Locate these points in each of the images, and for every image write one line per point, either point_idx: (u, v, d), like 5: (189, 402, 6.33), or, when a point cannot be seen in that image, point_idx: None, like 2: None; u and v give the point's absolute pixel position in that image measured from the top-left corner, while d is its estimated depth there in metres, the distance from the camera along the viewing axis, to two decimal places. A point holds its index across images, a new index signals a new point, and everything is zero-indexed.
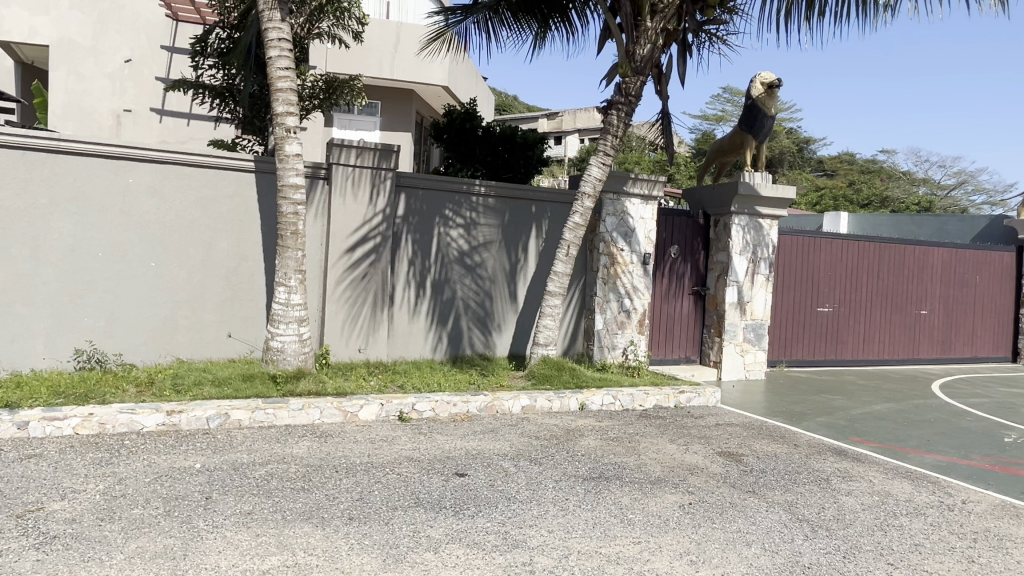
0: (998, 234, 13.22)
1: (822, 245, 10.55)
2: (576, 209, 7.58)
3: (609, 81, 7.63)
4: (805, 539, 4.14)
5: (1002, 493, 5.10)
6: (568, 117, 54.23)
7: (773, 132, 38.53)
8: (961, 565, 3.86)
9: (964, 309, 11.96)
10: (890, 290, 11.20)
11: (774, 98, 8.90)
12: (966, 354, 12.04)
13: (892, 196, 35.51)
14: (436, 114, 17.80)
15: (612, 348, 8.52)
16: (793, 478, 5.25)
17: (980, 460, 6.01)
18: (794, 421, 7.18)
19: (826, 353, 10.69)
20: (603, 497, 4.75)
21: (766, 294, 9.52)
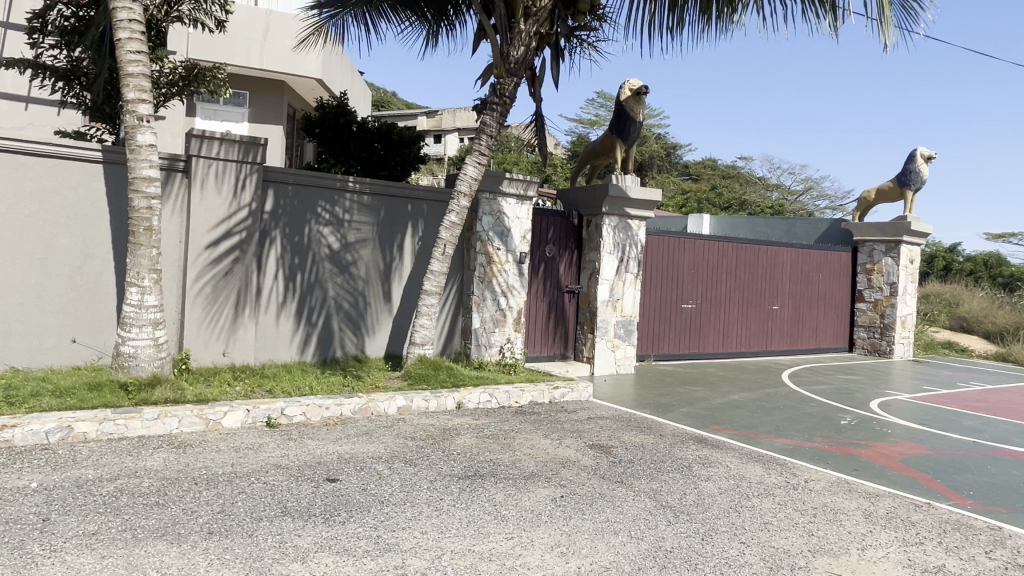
0: (837, 235, 14.54)
1: (685, 245, 11.16)
2: (452, 208, 7.55)
3: (484, 81, 7.66)
4: (668, 525, 4.35)
5: (839, 471, 5.61)
6: (447, 116, 54.18)
7: (644, 137, 40.40)
8: (804, 539, 4.20)
9: (809, 304, 13.07)
10: (745, 287, 12.03)
11: (642, 104, 9.27)
12: (811, 345, 13.16)
13: (750, 199, 38.28)
14: (310, 107, 17.21)
15: (489, 346, 8.58)
16: (657, 467, 5.51)
17: (821, 442, 6.59)
18: (660, 412, 7.55)
19: (689, 347, 11.32)
20: (477, 495, 4.77)
21: (635, 291, 9.94)
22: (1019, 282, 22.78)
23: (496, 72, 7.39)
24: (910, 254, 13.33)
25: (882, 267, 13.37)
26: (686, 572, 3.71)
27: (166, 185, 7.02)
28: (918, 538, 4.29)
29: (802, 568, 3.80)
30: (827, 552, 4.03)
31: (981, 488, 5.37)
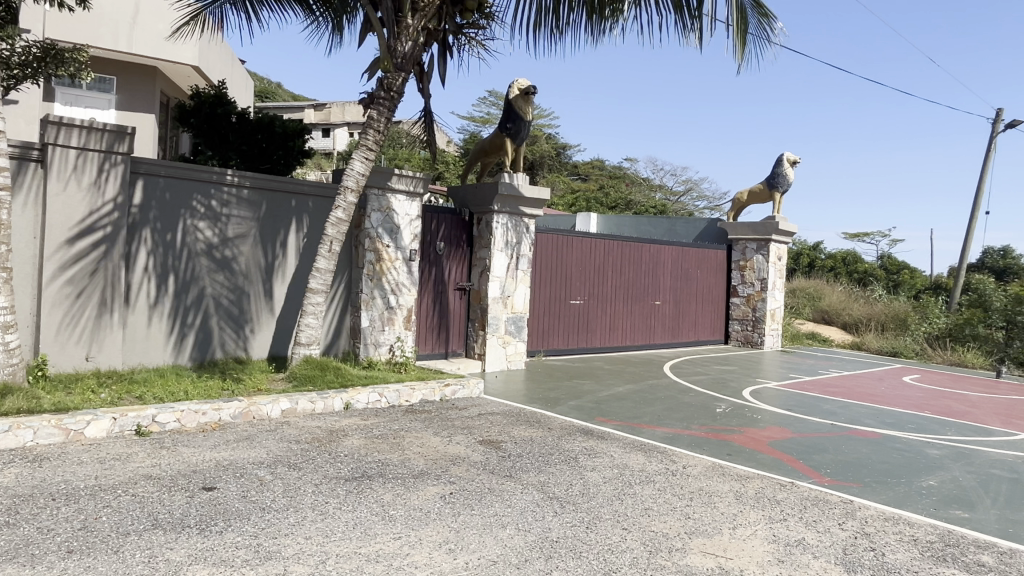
0: (713, 234, 15.39)
1: (573, 242, 11.44)
2: (339, 203, 7.35)
3: (371, 75, 7.52)
4: (554, 515, 4.45)
5: (714, 456, 5.95)
6: (336, 110, 52.80)
7: (535, 137, 41.05)
8: (681, 522, 4.42)
9: (689, 299, 13.75)
10: (630, 283, 12.49)
11: (529, 103, 9.44)
12: (690, 338, 13.85)
13: (635, 200, 39.77)
14: (185, 96, 16.25)
15: (378, 345, 8.43)
16: (545, 460, 5.62)
17: (698, 429, 6.96)
18: (549, 406, 7.70)
19: (577, 342, 11.62)
20: (365, 496, 4.68)
21: (525, 288, 10.09)
22: (871, 277, 25.01)
23: (383, 66, 7.27)
24: (778, 252, 14.29)
25: (754, 264, 14.26)
26: (571, 560, 3.81)
27: (18, 175, 6.39)
28: (782, 515, 4.62)
29: (679, 550, 3.99)
30: (702, 532, 4.26)
31: (837, 466, 5.85)
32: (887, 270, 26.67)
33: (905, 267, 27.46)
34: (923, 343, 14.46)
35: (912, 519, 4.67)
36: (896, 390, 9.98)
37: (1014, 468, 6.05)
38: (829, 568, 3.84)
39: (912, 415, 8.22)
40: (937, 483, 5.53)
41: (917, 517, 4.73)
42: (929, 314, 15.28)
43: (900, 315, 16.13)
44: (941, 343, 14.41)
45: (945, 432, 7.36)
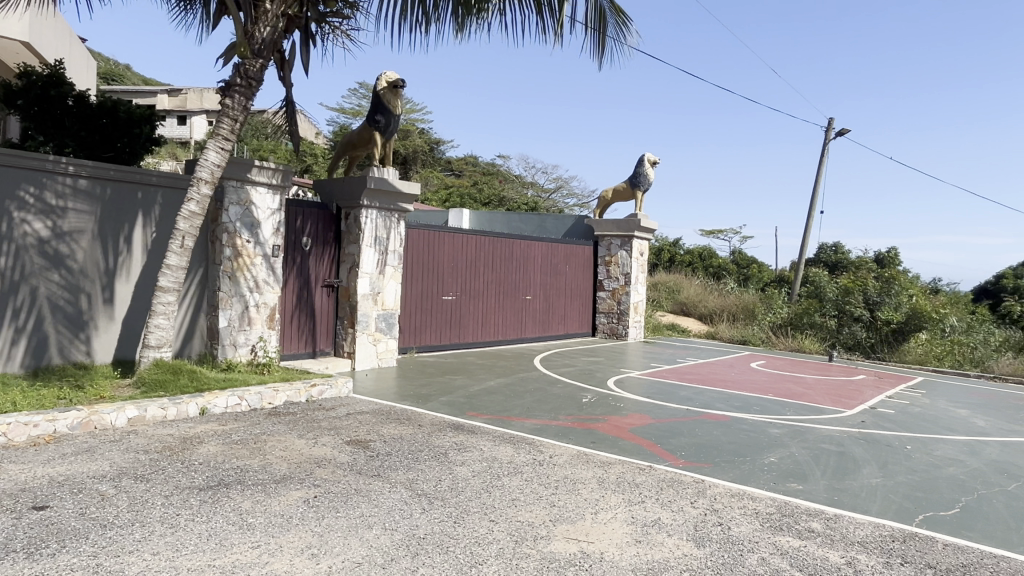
0: (581, 230, 15.90)
1: (445, 238, 11.42)
2: (191, 195, 6.90)
3: (226, 61, 7.11)
4: (422, 512, 4.42)
5: (579, 445, 6.16)
6: (193, 96, 49.57)
7: (407, 132, 40.59)
8: (546, 510, 4.54)
9: (558, 294, 14.13)
10: (502, 279, 12.66)
11: (398, 97, 9.31)
12: (560, 332, 14.26)
13: (508, 196, 40.35)
14: (12, 74, 14.62)
15: (239, 346, 8.02)
16: (414, 457, 5.58)
17: (565, 419, 7.17)
18: (420, 403, 7.66)
19: (450, 338, 11.62)
20: (221, 505, 4.43)
21: (395, 284, 9.96)
22: (725, 272, 26.88)
23: (240, 52, 6.90)
24: (641, 248, 15.00)
25: (619, 259, 14.88)
26: (438, 555, 3.80)
27: None
28: (641, 497, 4.86)
29: (544, 538, 4.10)
30: (566, 519, 4.40)
31: (690, 448, 6.24)
32: (738, 265, 28.79)
33: (754, 262, 29.75)
34: (768, 331, 15.72)
35: (754, 493, 5.07)
36: (744, 375, 10.79)
37: (840, 442, 6.72)
38: (681, 544, 4.09)
39: (757, 398, 8.92)
40: (777, 459, 6.04)
41: (758, 491, 5.14)
42: (773, 305, 16.63)
43: (748, 306, 17.45)
44: (783, 331, 15.74)
45: (784, 413, 8.04)
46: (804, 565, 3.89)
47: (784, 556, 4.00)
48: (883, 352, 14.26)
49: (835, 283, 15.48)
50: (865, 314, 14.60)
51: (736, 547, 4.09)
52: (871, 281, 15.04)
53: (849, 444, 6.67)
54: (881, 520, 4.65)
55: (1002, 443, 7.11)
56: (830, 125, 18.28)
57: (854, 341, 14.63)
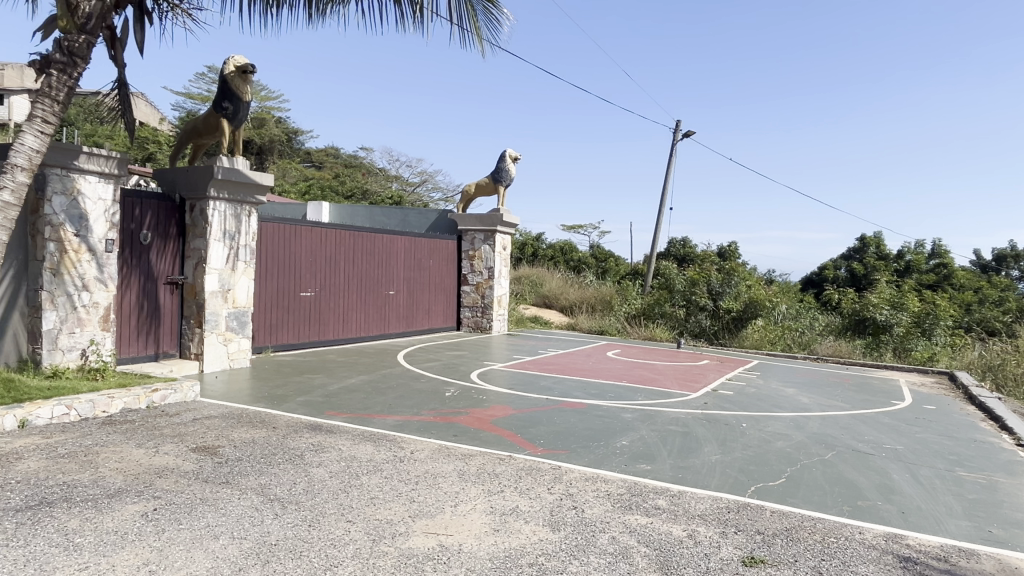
0: (445, 225, 15.88)
1: (302, 232, 11.00)
2: (5, 183, 6.15)
3: (45, 35, 6.40)
4: (274, 518, 4.24)
5: (441, 439, 6.17)
6: (11, 72, 44.32)
7: (263, 120, 38.67)
8: (406, 506, 4.50)
9: (422, 288, 14.06)
10: (363, 274, 12.39)
11: (248, 83, 8.80)
12: (424, 327, 14.19)
13: (371, 189, 39.56)
14: None
15: (67, 350, 7.27)
16: (267, 461, 5.34)
17: (428, 414, 7.15)
18: (276, 404, 7.34)
19: (309, 336, 11.22)
20: (43, 527, 4.01)
21: (247, 280, 9.47)
22: (585, 265, 27.93)
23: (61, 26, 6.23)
24: (503, 242, 15.22)
25: (482, 253, 15.02)
26: (290, 561, 3.66)
27: None
28: (499, 486, 4.95)
29: (402, 534, 4.06)
30: (426, 514, 4.39)
31: (549, 436, 6.43)
32: (597, 258, 30.02)
33: (611, 255, 31.16)
34: (623, 322, 16.52)
35: (607, 476, 5.32)
36: (601, 364, 11.28)
37: (685, 423, 7.20)
38: (537, 530, 4.21)
39: (612, 385, 9.35)
40: (628, 442, 6.37)
41: (611, 473, 5.39)
42: (628, 296, 17.49)
43: (606, 298, 18.24)
44: (637, 320, 16.60)
45: (636, 398, 8.50)
46: (651, 540, 4.13)
47: (632, 533, 4.23)
48: (725, 338, 15.43)
49: (683, 275, 16.53)
50: (709, 304, 15.71)
51: (590, 528, 4.27)
52: (714, 273, 16.20)
53: (693, 424, 7.17)
54: (719, 493, 5.04)
55: (822, 417, 7.94)
56: (678, 127, 19.44)
57: (699, 329, 15.72)
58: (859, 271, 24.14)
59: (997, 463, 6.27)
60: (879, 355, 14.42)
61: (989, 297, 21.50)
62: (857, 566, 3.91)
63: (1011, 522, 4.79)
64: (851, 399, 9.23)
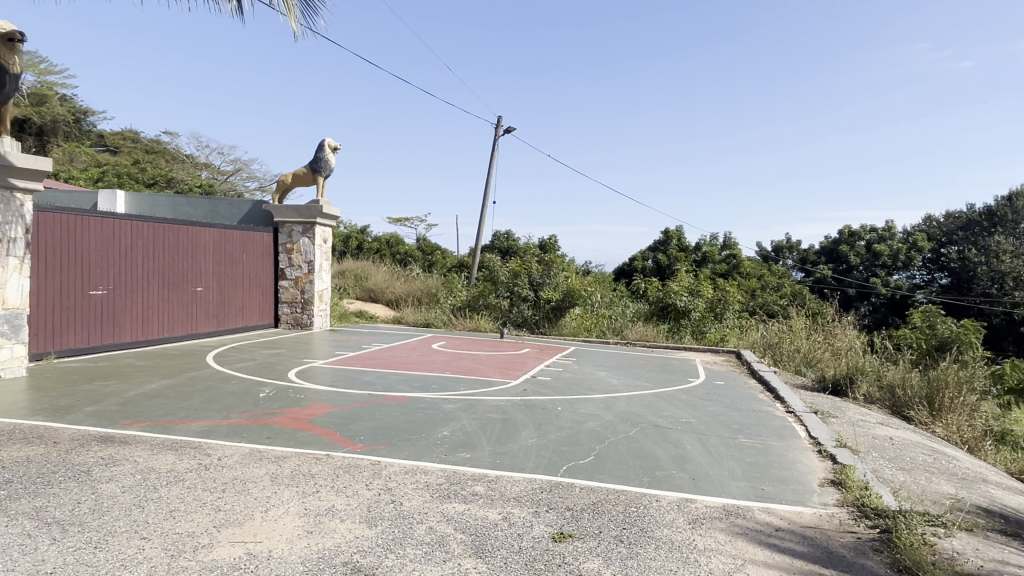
0: (259, 217, 14.92)
1: (90, 224, 9.89)
2: None
3: None
4: (52, 544, 3.78)
5: (253, 443, 5.85)
6: None
7: (43, 97, 34.11)
8: (210, 516, 4.22)
9: (234, 285, 13.20)
10: (166, 270, 11.40)
11: (14, 53, 7.57)
12: (238, 325, 13.35)
13: (177, 177, 36.40)
14: None
15: None
16: (45, 480, 4.74)
17: (238, 417, 6.74)
18: (58, 416, 6.54)
19: (101, 339, 10.13)
20: None
21: (20, 278, 8.33)
22: (411, 258, 27.79)
23: None
24: (324, 235, 14.68)
25: (301, 246, 14.36)
26: None
27: None
28: (315, 487, 4.80)
29: (205, 546, 3.80)
30: (233, 522, 4.15)
31: (369, 432, 6.33)
32: (423, 251, 29.99)
33: (438, 248, 31.29)
34: (448, 314, 16.66)
35: (426, 467, 5.35)
36: (425, 357, 11.30)
37: (505, 410, 7.43)
38: (353, 528, 4.13)
39: (436, 377, 9.40)
40: (449, 432, 6.45)
41: (431, 464, 5.43)
42: (453, 289, 17.65)
43: (431, 290, 18.29)
44: (462, 312, 16.82)
45: (459, 388, 8.64)
46: (467, 526, 4.22)
47: (450, 521, 4.29)
48: (545, 327, 16.09)
49: (505, 267, 17.00)
50: (530, 295, 16.30)
51: (408, 520, 4.28)
52: (534, 265, 16.82)
53: (512, 411, 7.42)
54: (533, 475, 5.26)
55: (628, 397, 8.57)
56: (499, 123, 19.89)
57: (522, 319, 16.27)
58: (665, 262, 26.31)
59: (770, 429, 7.15)
60: (679, 337, 15.83)
61: (769, 283, 24.44)
62: (653, 531, 4.27)
63: (779, 479, 5.49)
64: (654, 379, 10.08)
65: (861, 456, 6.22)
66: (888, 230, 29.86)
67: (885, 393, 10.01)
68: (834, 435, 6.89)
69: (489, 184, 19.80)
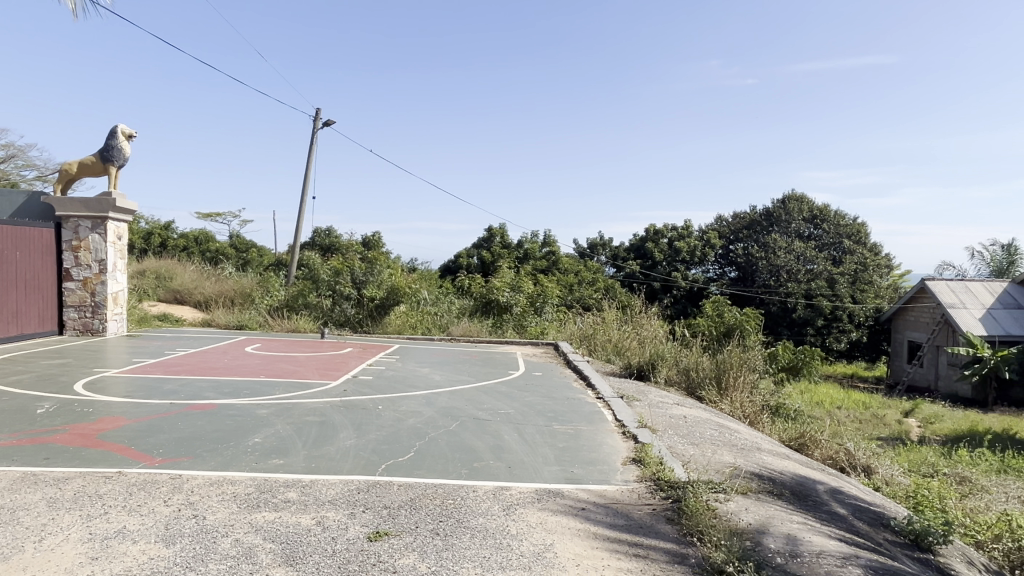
0: (35, 210, 13.10)
1: None
2: None
3: None
4: None
5: (27, 465, 5.17)
6: None
7: None
8: None
9: (6, 286, 11.55)
10: None
11: None
12: (10, 333, 11.72)
13: None
14: None
15: None
16: None
17: (8, 437, 5.93)
18: None
19: None
20: None
21: None
22: (222, 256, 25.96)
23: None
24: (117, 231, 13.28)
25: (89, 243, 12.89)
26: None
27: None
28: (102, 509, 4.35)
29: None
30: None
31: (169, 444, 5.86)
32: (236, 249, 28.11)
33: (253, 246, 29.51)
34: (264, 314, 15.79)
35: (235, 477, 5.05)
36: (237, 361, 10.63)
37: (322, 412, 7.22)
38: (147, 549, 3.81)
39: (248, 381, 8.89)
40: (262, 439, 6.14)
41: (239, 474, 5.14)
42: (269, 288, 16.77)
43: (245, 290, 17.22)
44: (279, 313, 16.02)
45: (273, 392, 8.25)
46: (277, 535, 4.05)
47: (258, 531, 4.10)
48: (368, 326, 15.78)
49: (326, 265, 16.45)
50: (353, 293, 15.90)
51: (210, 534, 4.01)
52: (356, 262, 16.44)
53: (330, 412, 7.22)
54: (350, 477, 5.16)
55: (450, 392, 8.69)
56: (317, 115, 19.10)
57: (344, 318, 15.84)
58: (488, 259, 26.87)
59: (581, 415, 7.61)
60: (502, 332, 16.28)
61: (585, 279, 25.88)
62: (469, 521, 4.38)
63: (588, 461, 5.86)
64: (475, 373, 10.31)
65: (659, 434, 6.82)
66: (686, 229, 32.88)
67: (682, 376, 11.01)
68: (636, 417, 7.48)
69: (307, 179, 18.99)
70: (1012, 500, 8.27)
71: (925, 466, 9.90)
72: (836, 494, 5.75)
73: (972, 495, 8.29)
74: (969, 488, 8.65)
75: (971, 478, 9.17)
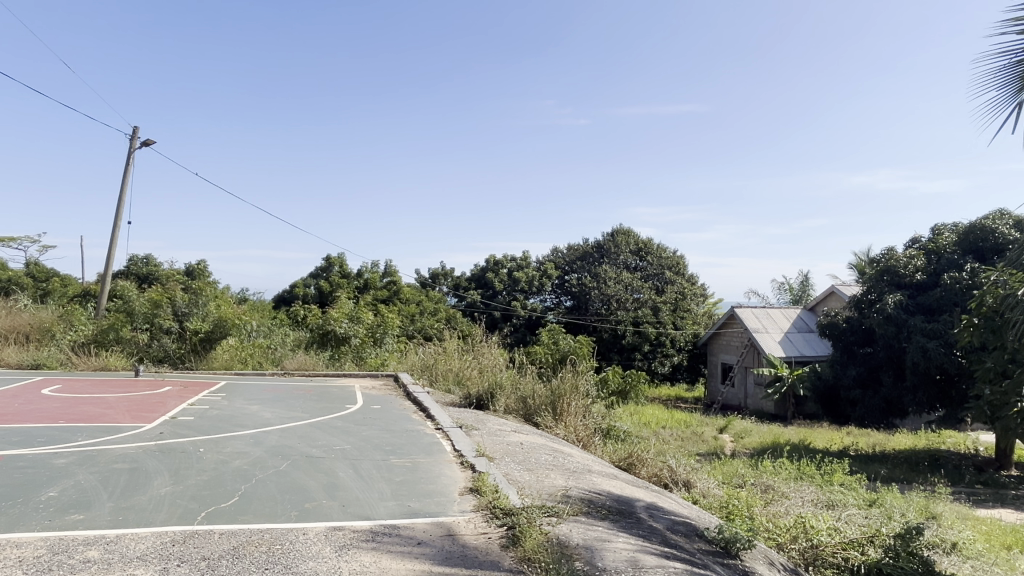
0: None
1: None
2: None
3: None
4: None
5: None
6: None
7: None
8: None
9: None
10: None
11: None
12: None
13: None
14: None
15: None
16: None
17: None
18: None
19: None
20: None
21: None
22: (16, 286, 23.05)
23: None
24: None
25: None
26: None
27: None
28: None
29: None
30: None
31: None
32: (32, 280, 24.94)
33: (54, 275, 26.44)
34: (67, 351, 14.05)
35: (21, 538, 4.45)
36: (30, 405, 9.33)
37: (134, 458, 6.58)
38: None
39: (42, 428, 7.84)
40: (58, 492, 5.47)
41: (27, 535, 4.53)
42: (73, 322, 14.86)
43: (44, 324, 15.12)
44: (85, 349, 14.25)
45: (72, 439, 7.36)
46: None
47: None
48: (191, 361, 14.71)
49: (142, 296, 14.93)
50: (174, 326, 14.64)
51: None
52: (179, 293, 15.14)
53: (142, 458, 6.60)
54: (164, 528, 4.73)
55: (282, 430, 8.25)
56: (134, 132, 17.49)
57: (163, 353, 14.57)
58: (325, 289, 26.15)
59: (419, 447, 7.54)
60: (340, 364, 15.75)
61: (426, 308, 25.92)
62: (297, 566, 4.16)
63: (423, 493, 5.82)
64: (308, 408, 9.86)
65: (495, 462, 6.93)
66: (524, 260, 34.05)
67: (519, 404, 11.24)
68: (474, 446, 7.53)
69: (122, 203, 17.29)
70: (806, 503, 9.30)
71: (735, 478, 10.86)
72: (655, 510, 6.17)
73: (774, 501, 9.22)
74: (772, 495, 9.60)
75: (774, 486, 10.20)
